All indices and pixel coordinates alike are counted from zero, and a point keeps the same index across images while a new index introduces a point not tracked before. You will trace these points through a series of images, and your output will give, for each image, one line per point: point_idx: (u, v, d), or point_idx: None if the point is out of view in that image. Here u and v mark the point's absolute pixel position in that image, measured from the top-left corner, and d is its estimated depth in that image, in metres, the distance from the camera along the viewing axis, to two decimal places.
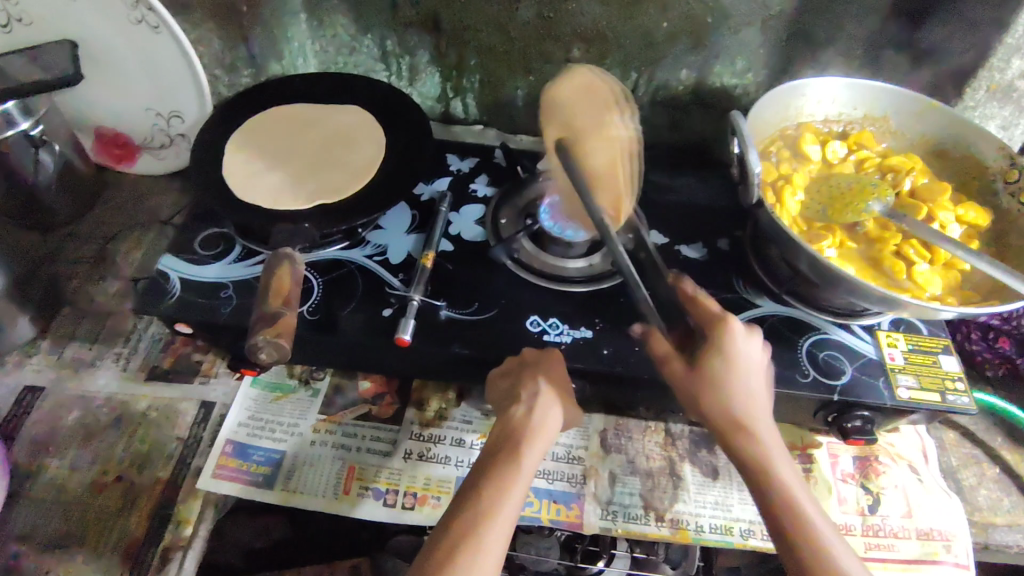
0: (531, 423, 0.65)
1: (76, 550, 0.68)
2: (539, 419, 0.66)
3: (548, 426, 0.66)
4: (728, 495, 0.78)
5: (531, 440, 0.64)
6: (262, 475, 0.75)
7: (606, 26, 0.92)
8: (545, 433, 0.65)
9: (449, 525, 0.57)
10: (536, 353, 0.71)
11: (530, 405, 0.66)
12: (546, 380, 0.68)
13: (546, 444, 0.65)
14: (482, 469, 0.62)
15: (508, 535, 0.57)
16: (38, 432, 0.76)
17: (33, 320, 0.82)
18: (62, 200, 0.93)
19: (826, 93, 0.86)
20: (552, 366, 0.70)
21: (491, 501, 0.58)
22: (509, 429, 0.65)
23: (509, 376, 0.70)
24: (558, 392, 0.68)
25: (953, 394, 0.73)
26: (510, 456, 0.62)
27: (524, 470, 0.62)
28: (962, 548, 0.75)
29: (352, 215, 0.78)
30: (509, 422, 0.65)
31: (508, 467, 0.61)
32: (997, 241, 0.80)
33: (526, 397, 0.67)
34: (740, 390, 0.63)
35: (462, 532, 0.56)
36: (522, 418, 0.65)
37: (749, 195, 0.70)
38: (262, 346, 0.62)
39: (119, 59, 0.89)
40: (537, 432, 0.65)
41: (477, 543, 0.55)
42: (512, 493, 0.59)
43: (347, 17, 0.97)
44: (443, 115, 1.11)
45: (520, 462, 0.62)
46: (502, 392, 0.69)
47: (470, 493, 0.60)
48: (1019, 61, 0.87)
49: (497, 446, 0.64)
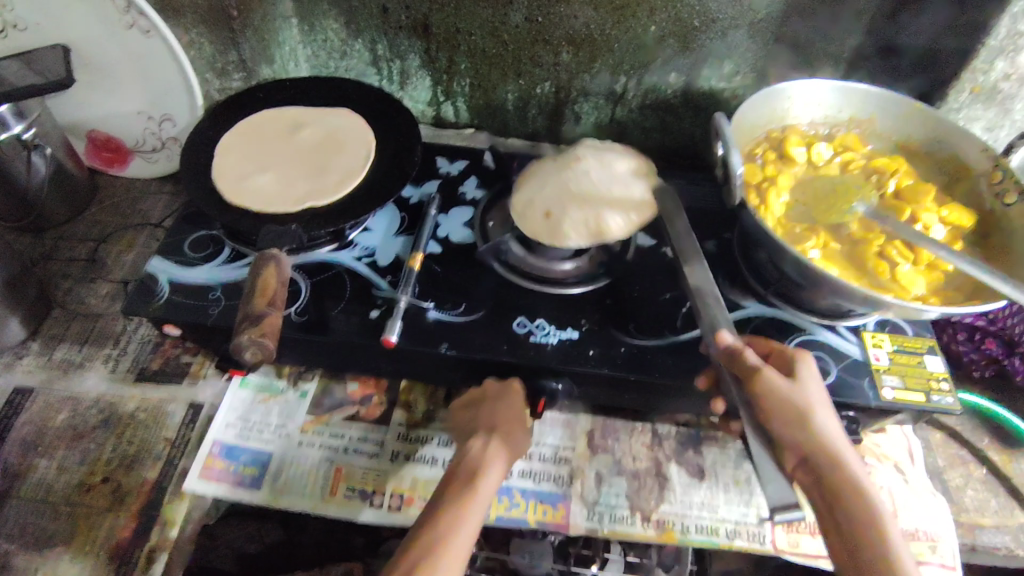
0: (488, 451, 0.68)
1: (64, 549, 0.69)
2: (495, 448, 0.68)
3: (504, 454, 0.68)
4: (714, 495, 0.78)
5: (489, 466, 0.66)
6: (249, 476, 0.75)
7: (594, 29, 0.92)
8: (501, 459, 0.68)
9: (411, 540, 0.59)
10: (498, 384, 0.74)
11: (486, 437, 0.69)
12: (506, 409, 0.71)
13: (501, 472, 0.67)
14: (441, 492, 0.64)
15: (467, 553, 0.59)
16: (28, 433, 0.76)
17: (24, 321, 0.83)
18: (54, 202, 0.94)
19: (811, 96, 0.87)
20: (513, 397, 0.73)
21: (452, 519, 0.60)
22: (467, 458, 0.67)
23: (469, 409, 0.74)
24: (516, 422, 0.71)
25: (938, 394, 0.73)
26: (469, 479, 0.65)
27: (483, 495, 0.63)
28: (948, 548, 0.75)
29: (341, 217, 0.79)
30: (467, 451, 0.68)
31: (467, 488, 0.63)
32: (981, 243, 0.81)
33: (484, 428, 0.70)
34: (825, 412, 0.63)
35: (423, 547, 0.58)
36: (479, 448, 0.68)
37: (732, 196, 0.71)
38: (246, 345, 0.63)
39: (111, 64, 0.90)
40: (492, 460, 0.67)
41: (438, 558, 0.57)
42: (469, 513, 0.61)
43: (338, 21, 0.98)
44: (434, 118, 1.12)
45: (477, 485, 0.64)
46: (462, 424, 0.72)
47: (430, 515, 0.61)
48: (1004, 62, 0.84)
49: (454, 474, 0.66)
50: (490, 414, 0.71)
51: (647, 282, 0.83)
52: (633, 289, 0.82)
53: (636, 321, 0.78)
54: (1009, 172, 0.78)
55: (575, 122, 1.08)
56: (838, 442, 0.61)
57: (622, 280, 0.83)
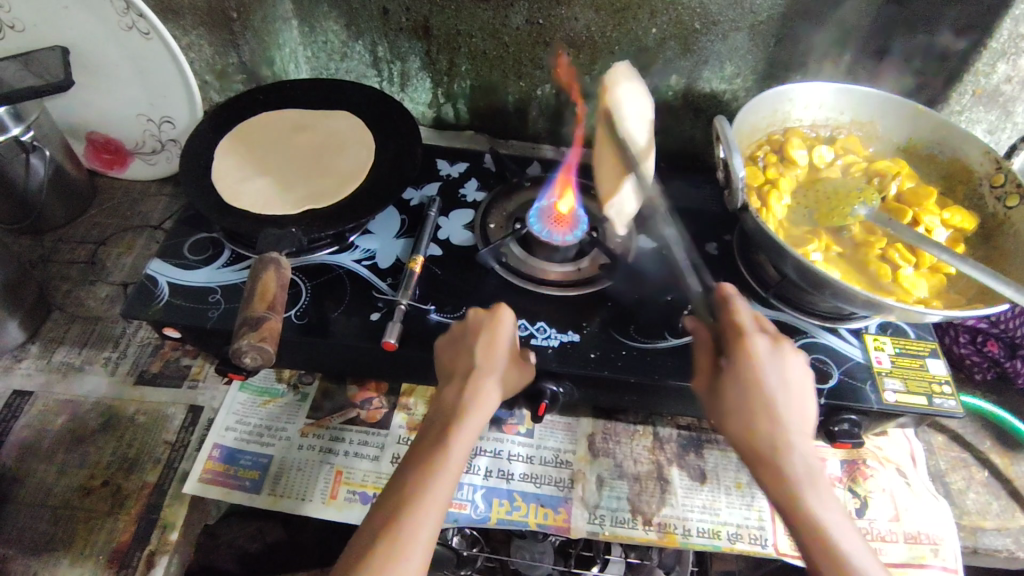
0: (463, 401, 0.64)
1: (62, 553, 0.68)
2: (471, 395, 0.64)
3: (482, 403, 0.64)
4: (715, 499, 0.78)
5: (464, 415, 0.62)
6: (249, 480, 0.75)
7: (595, 32, 0.92)
8: (479, 409, 0.63)
9: (376, 512, 0.58)
10: (477, 320, 0.70)
11: (462, 386, 0.65)
12: (484, 352, 0.67)
13: (482, 421, 0.63)
14: (415, 453, 0.62)
15: (436, 522, 0.57)
16: (27, 436, 0.76)
17: (23, 324, 0.82)
18: (53, 204, 0.93)
19: (812, 99, 0.87)
20: (492, 336, 0.68)
21: (417, 485, 0.58)
22: (443, 410, 0.64)
23: (453, 348, 0.69)
24: (496, 365, 0.66)
25: (940, 397, 0.73)
26: (440, 436, 0.61)
27: (453, 452, 0.60)
28: (950, 551, 0.75)
29: (342, 220, 0.79)
30: (444, 400, 0.65)
31: (437, 448, 0.61)
32: (984, 246, 0.80)
33: (460, 378, 0.65)
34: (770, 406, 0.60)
35: (382, 521, 0.57)
36: (454, 396, 0.64)
37: (733, 200, 0.71)
38: (246, 350, 0.62)
39: (111, 66, 0.90)
40: (469, 409, 0.63)
41: (399, 532, 0.55)
42: (442, 471, 0.59)
43: (338, 23, 0.98)
44: (434, 120, 1.12)
45: (448, 444, 0.61)
46: (445, 368, 0.68)
47: (398, 482, 0.60)
48: (1005, 65, 0.84)
49: (428, 430, 0.63)
50: (468, 356, 0.67)
51: (649, 285, 0.83)
52: (634, 292, 0.82)
53: (637, 323, 0.77)
54: (1011, 175, 0.77)
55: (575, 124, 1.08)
56: (782, 438, 0.59)
57: (623, 283, 0.82)
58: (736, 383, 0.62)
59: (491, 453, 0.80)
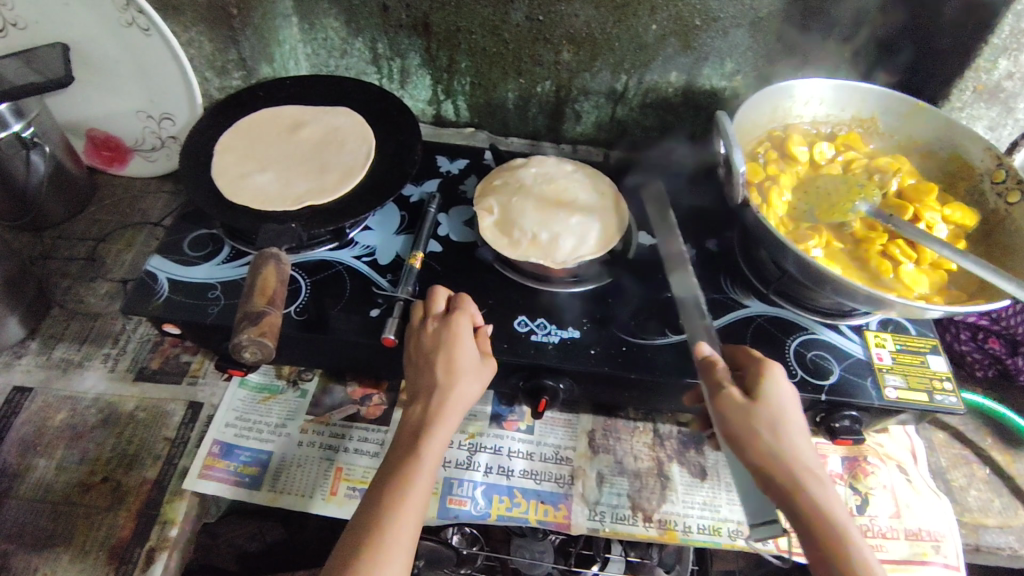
0: (429, 414, 0.65)
1: (62, 549, 0.68)
2: (436, 407, 0.65)
3: (448, 413, 0.65)
4: (716, 495, 0.78)
5: (432, 430, 0.64)
6: (249, 476, 0.75)
7: (595, 28, 0.92)
8: (445, 420, 0.65)
9: (356, 520, 0.61)
10: (434, 334, 0.69)
11: (426, 400, 0.66)
12: (446, 367, 0.66)
13: (449, 430, 0.65)
14: (390, 462, 0.65)
15: (415, 529, 0.61)
16: (27, 433, 0.76)
17: (23, 320, 0.82)
18: (53, 201, 0.93)
19: (813, 95, 0.87)
20: (451, 349, 0.67)
21: (393, 496, 0.61)
22: (411, 424, 0.66)
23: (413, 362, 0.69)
24: (460, 379, 0.66)
25: (941, 394, 0.73)
26: (412, 447, 0.64)
27: (426, 462, 0.63)
28: (952, 549, 0.74)
29: (341, 216, 0.78)
30: (410, 418, 0.66)
31: (410, 457, 0.63)
32: (986, 241, 0.80)
33: (424, 393, 0.66)
34: (796, 425, 0.61)
35: (361, 532, 0.59)
36: (420, 413, 0.66)
37: (733, 194, 0.71)
38: (246, 345, 0.62)
39: (111, 62, 0.90)
40: (436, 421, 0.65)
41: (380, 540, 0.58)
42: (413, 488, 0.61)
43: (338, 20, 0.98)
44: (434, 117, 1.12)
45: (420, 453, 0.63)
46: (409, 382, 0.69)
47: (374, 492, 0.62)
48: (1006, 61, 0.83)
49: (400, 441, 0.66)
50: (428, 373, 0.67)
51: (649, 282, 0.83)
52: (634, 288, 0.81)
53: (637, 320, 0.77)
54: (1012, 171, 0.77)
55: (575, 121, 1.08)
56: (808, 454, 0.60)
57: (623, 280, 0.82)
58: (768, 399, 0.61)
59: (491, 449, 0.80)
